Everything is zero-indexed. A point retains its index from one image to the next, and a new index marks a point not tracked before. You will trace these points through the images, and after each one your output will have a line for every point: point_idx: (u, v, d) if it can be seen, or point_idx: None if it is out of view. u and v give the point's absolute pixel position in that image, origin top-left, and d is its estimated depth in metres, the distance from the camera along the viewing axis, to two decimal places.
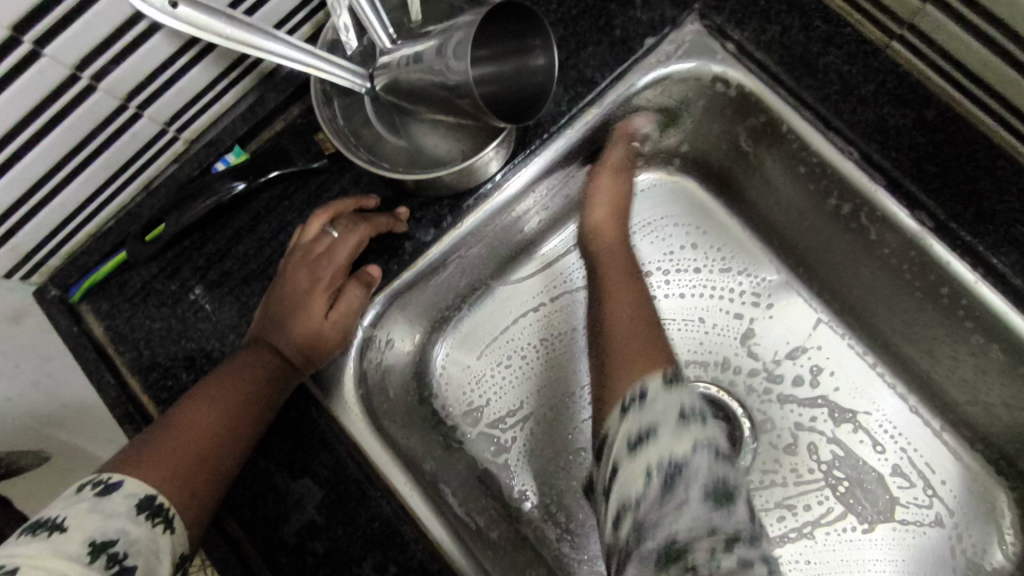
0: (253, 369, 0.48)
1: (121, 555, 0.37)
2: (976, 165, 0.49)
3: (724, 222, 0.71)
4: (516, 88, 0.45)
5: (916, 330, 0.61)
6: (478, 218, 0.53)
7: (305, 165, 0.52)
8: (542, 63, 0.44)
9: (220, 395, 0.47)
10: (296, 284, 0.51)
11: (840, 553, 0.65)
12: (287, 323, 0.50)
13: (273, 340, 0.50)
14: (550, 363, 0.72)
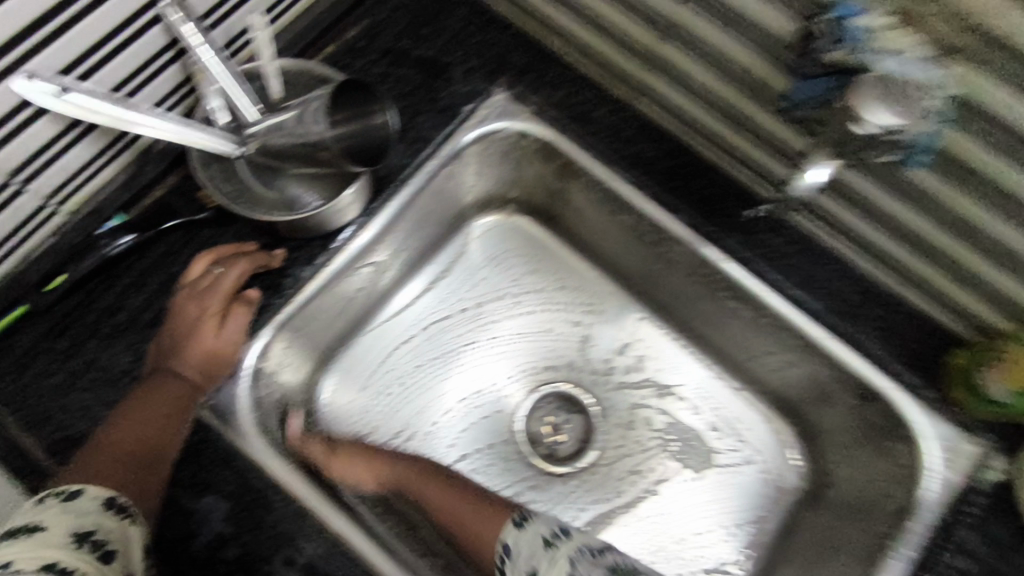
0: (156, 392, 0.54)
1: (103, 541, 0.42)
2: (708, 179, 0.67)
3: (554, 248, 0.86)
4: (366, 140, 0.57)
5: (700, 312, 0.77)
6: (345, 255, 0.63)
7: (191, 215, 0.62)
8: (382, 121, 0.56)
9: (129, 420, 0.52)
10: (186, 316, 0.58)
11: (681, 501, 0.79)
12: (183, 350, 0.56)
13: (172, 365, 0.56)
14: (426, 385, 0.82)
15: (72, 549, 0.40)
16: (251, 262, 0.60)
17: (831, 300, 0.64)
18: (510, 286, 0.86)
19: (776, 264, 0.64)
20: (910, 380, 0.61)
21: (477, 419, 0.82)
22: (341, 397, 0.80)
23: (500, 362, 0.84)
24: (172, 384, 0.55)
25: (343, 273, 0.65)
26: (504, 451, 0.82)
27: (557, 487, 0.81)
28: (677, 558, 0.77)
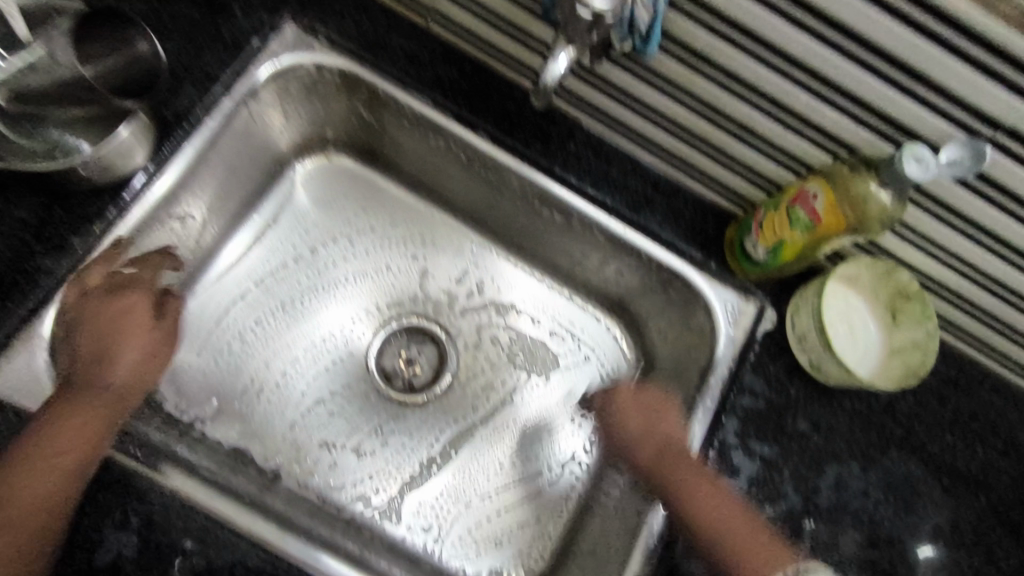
0: (72, 403, 0.54)
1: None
2: (506, 95, 0.71)
3: (382, 185, 0.87)
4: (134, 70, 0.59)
5: (524, 225, 0.82)
6: (144, 209, 0.61)
7: None
8: (145, 49, 0.58)
9: (75, 427, 0.53)
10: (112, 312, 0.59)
11: (533, 405, 0.86)
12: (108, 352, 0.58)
13: (103, 374, 0.57)
14: (269, 338, 0.81)
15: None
16: (153, 260, 0.63)
17: (625, 195, 0.70)
18: (344, 229, 0.86)
19: (574, 170, 0.70)
20: (696, 256, 0.70)
21: (328, 365, 0.82)
22: (177, 364, 0.77)
23: (343, 305, 0.85)
24: (88, 395, 0.55)
25: (148, 228, 0.63)
26: (359, 390, 0.83)
27: (417, 415, 0.84)
28: (534, 457, 0.83)
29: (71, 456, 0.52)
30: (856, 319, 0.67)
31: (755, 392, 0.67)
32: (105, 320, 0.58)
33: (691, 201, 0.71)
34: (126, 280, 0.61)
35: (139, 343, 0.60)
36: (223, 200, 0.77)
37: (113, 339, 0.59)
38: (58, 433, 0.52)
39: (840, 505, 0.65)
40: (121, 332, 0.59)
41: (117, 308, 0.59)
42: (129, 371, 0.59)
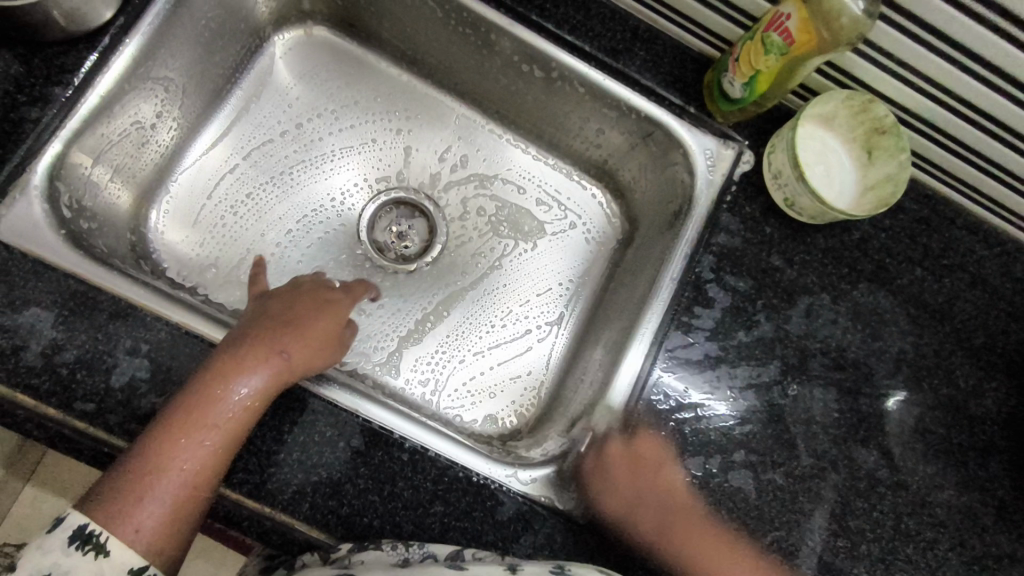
0: (250, 359, 0.55)
1: (101, 538, 0.46)
2: None
3: (363, 58, 0.87)
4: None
5: (505, 89, 0.83)
6: (117, 72, 0.61)
7: None
8: None
9: (211, 397, 0.52)
10: (293, 327, 0.60)
11: (523, 270, 0.89)
12: (297, 358, 0.58)
13: (279, 362, 0.56)
14: (260, 211, 0.83)
15: (73, 554, 0.45)
16: (319, 296, 0.66)
17: (604, 42, 0.70)
18: (327, 103, 0.87)
19: (551, 17, 0.70)
20: (674, 100, 0.71)
21: (322, 236, 0.85)
22: (174, 236, 0.79)
23: (332, 179, 0.86)
24: (262, 363, 0.55)
25: (124, 91, 0.63)
26: (353, 259, 0.86)
27: (410, 281, 0.87)
28: (524, 317, 0.87)
29: (253, 393, 0.54)
30: (831, 156, 0.69)
31: (731, 231, 0.69)
32: (291, 299, 0.64)
33: (669, 47, 0.71)
34: (309, 305, 0.64)
35: (324, 323, 0.64)
36: (204, 67, 0.77)
37: (306, 321, 0.62)
38: (239, 369, 0.54)
39: (811, 333, 0.69)
40: (302, 314, 0.63)
41: (295, 325, 0.61)
42: (298, 354, 0.58)
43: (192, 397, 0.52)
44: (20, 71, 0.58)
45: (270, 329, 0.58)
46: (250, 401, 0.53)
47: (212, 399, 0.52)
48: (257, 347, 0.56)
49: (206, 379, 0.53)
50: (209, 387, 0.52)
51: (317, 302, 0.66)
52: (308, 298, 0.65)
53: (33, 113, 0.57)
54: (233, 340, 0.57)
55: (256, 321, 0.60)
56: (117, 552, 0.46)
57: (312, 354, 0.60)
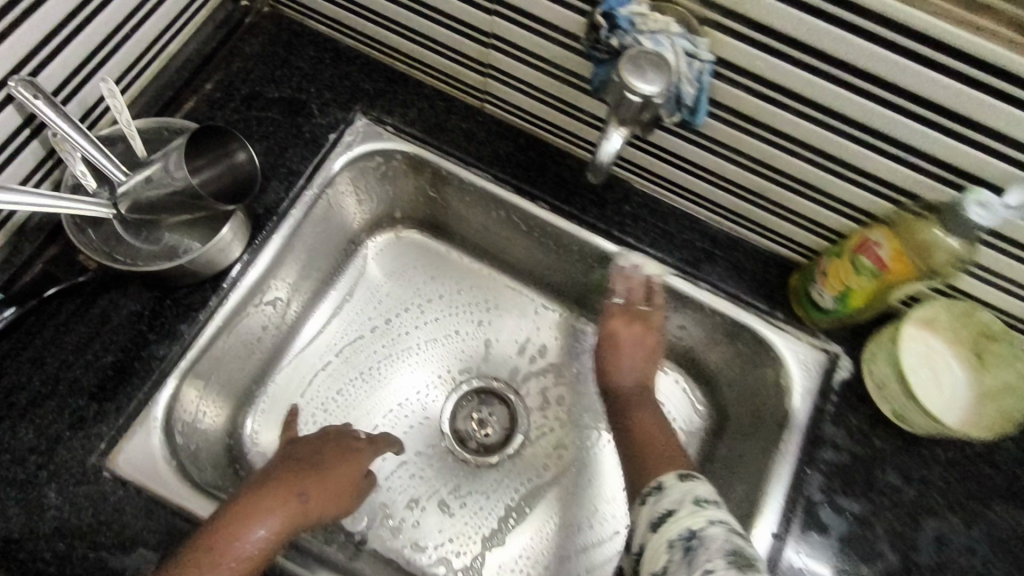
0: (268, 500, 0.57)
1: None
2: (560, 166, 0.73)
3: (447, 256, 0.92)
4: (235, 180, 0.62)
5: (584, 285, 0.85)
6: (231, 306, 0.65)
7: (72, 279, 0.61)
8: (244, 155, 0.61)
9: (233, 534, 0.53)
10: (319, 469, 0.63)
11: (607, 462, 0.85)
12: (316, 503, 0.61)
13: (299, 507, 0.59)
14: (348, 408, 0.85)
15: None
16: (345, 443, 0.68)
17: (685, 251, 0.71)
18: (414, 298, 0.91)
19: (632, 231, 0.72)
20: (762, 307, 0.70)
21: (407, 429, 0.86)
22: (268, 436, 0.82)
23: (416, 373, 0.88)
24: (280, 505, 0.58)
25: (236, 319, 0.67)
26: (435, 453, 0.86)
27: (490, 475, 0.85)
28: (611, 516, 0.83)
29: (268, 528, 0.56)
30: (938, 362, 0.64)
31: (839, 447, 0.65)
32: (316, 445, 0.66)
33: (752, 253, 0.71)
34: (331, 450, 0.66)
35: (345, 471, 0.65)
36: (308, 278, 0.84)
37: (332, 465, 0.65)
38: (258, 507, 0.56)
39: (942, 564, 0.62)
40: (327, 459, 0.65)
41: (315, 476, 0.62)
42: (317, 500, 0.61)
43: (214, 532, 0.53)
44: (151, 312, 0.63)
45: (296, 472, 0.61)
46: (266, 539, 0.55)
47: (230, 533, 0.54)
48: (281, 490, 0.59)
49: (226, 516, 0.55)
50: (232, 526, 0.54)
51: (340, 451, 0.67)
52: (332, 445, 0.67)
53: (159, 351, 0.62)
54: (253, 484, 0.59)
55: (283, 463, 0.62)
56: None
57: (330, 502, 0.63)
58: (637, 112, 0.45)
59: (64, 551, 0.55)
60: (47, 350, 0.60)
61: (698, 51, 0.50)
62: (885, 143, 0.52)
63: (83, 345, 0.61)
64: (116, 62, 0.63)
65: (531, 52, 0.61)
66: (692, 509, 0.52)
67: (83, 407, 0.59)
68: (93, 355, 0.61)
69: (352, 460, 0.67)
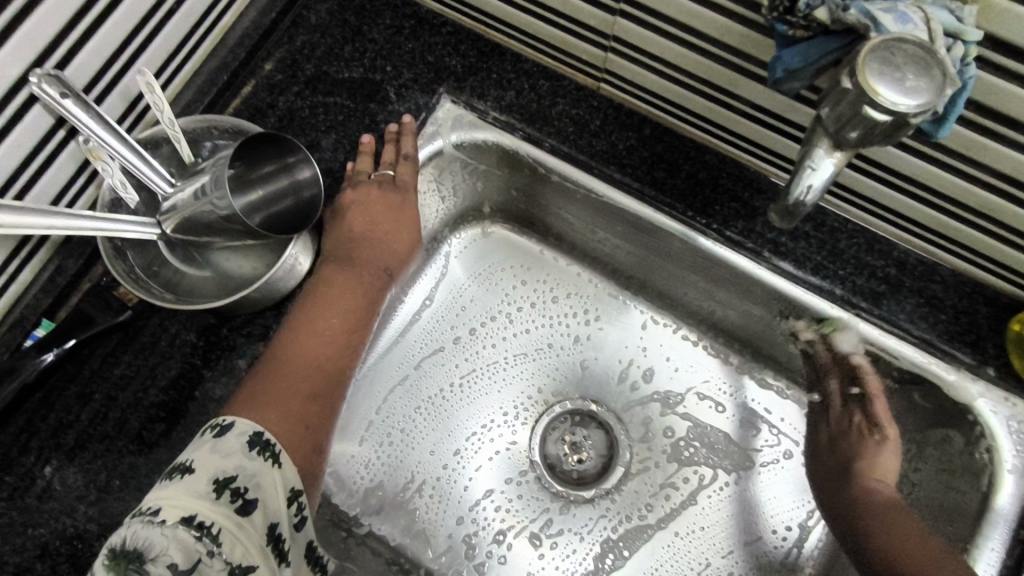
0: (324, 318, 0.53)
1: (242, 489, 0.39)
2: (692, 161, 0.58)
3: (540, 255, 0.79)
4: (295, 203, 0.52)
5: (710, 299, 0.71)
6: None
7: (110, 320, 0.52)
8: (308, 172, 0.51)
9: (328, 324, 0.53)
10: (381, 229, 0.58)
11: (724, 510, 0.72)
12: (382, 254, 0.58)
13: (375, 261, 0.58)
14: (430, 428, 0.75)
15: (213, 500, 0.38)
16: (392, 193, 0.57)
17: (860, 280, 0.54)
18: (503, 303, 0.79)
19: (790, 253, 0.55)
20: (965, 359, 0.53)
21: (492, 455, 0.75)
22: (340, 457, 0.73)
23: (505, 390, 0.77)
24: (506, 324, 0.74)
25: None
26: (523, 483, 0.75)
27: (586, 513, 0.74)
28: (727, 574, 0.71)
29: (330, 353, 0.52)
30: None
31: None
32: (363, 200, 0.57)
33: (953, 285, 0.54)
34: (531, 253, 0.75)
35: (387, 255, 0.59)
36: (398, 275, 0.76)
37: (386, 231, 0.58)
38: (329, 314, 0.54)
39: None
40: (381, 220, 0.57)
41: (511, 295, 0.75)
42: (393, 261, 0.59)
43: (309, 335, 0.52)
44: (206, 343, 0.54)
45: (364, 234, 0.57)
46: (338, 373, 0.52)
47: (307, 381, 0.50)
48: (359, 283, 0.56)
49: (286, 341, 0.51)
50: (311, 324, 0.52)
51: (389, 203, 0.57)
52: (379, 196, 0.57)
53: (215, 389, 0.53)
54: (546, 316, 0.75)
55: (344, 239, 0.57)
56: (257, 517, 0.39)
57: (398, 256, 0.60)
58: (880, 134, 0.29)
59: None
60: (97, 383, 0.53)
61: (965, 28, 0.33)
62: None
63: (135, 380, 0.53)
64: (160, 44, 0.52)
65: (677, 20, 0.47)
66: None
67: (133, 453, 0.52)
68: (146, 390, 0.53)
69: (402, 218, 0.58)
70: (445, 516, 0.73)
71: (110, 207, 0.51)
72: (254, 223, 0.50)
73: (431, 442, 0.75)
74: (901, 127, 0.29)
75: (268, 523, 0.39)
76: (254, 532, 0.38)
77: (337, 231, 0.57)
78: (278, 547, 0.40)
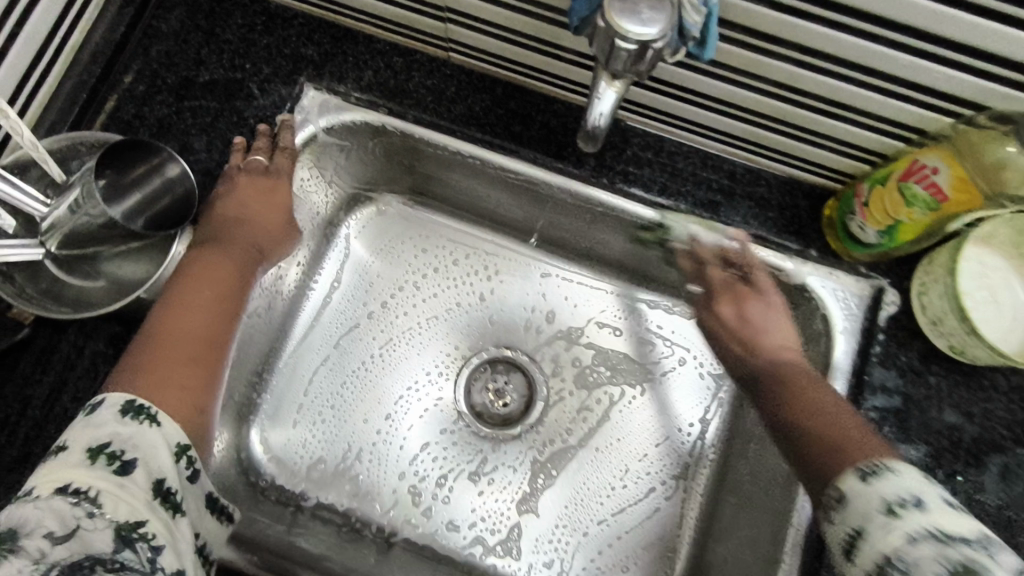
0: (209, 285, 0.54)
1: (118, 452, 0.40)
2: (543, 112, 0.64)
3: (435, 223, 0.84)
4: (173, 199, 0.54)
5: (592, 236, 0.78)
6: None
7: (8, 337, 0.54)
8: (175, 169, 0.53)
9: (199, 296, 0.52)
10: (251, 212, 0.60)
11: (634, 419, 0.81)
12: (253, 235, 0.59)
13: (247, 239, 0.59)
14: (357, 399, 0.80)
15: (88, 466, 0.40)
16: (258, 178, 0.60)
17: (700, 194, 0.63)
18: (408, 273, 0.84)
19: (637, 180, 0.63)
20: (793, 246, 0.62)
21: (421, 413, 0.81)
22: (277, 441, 0.77)
23: (423, 352, 0.83)
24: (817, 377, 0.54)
25: None
26: (454, 433, 0.81)
27: (515, 448, 0.81)
28: (646, 474, 0.79)
29: (209, 320, 0.52)
30: (998, 285, 0.59)
31: (887, 390, 0.59)
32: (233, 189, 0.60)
33: (776, 185, 0.63)
34: (726, 293, 0.62)
35: (260, 236, 0.60)
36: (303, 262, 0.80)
37: (255, 213, 0.60)
38: (200, 285, 0.53)
39: (1009, 502, 0.57)
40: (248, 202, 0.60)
41: (801, 388, 0.53)
42: (268, 244, 0.61)
43: (179, 304, 0.51)
44: (115, 351, 0.57)
45: (235, 216, 0.59)
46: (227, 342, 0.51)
47: (186, 351, 0.49)
48: (233, 264, 0.57)
49: (165, 312, 0.50)
50: (184, 295, 0.52)
51: (256, 188, 0.60)
52: (247, 184, 0.60)
53: None
54: (774, 371, 0.56)
55: (213, 226, 0.59)
56: (139, 476, 0.40)
57: (272, 240, 0.62)
58: (634, 63, 0.36)
59: None
60: (13, 407, 0.55)
61: None
62: (919, 40, 0.43)
63: (51, 398, 0.55)
64: (9, 70, 0.53)
65: None
66: (884, 525, 0.41)
67: None
68: (64, 406, 0.55)
69: (276, 201, 0.61)
70: (385, 475, 0.78)
71: None
72: (139, 225, 0.53)
73: (361, 412, 0.79)
74: (648, 53, 0.35)
75: (154, 479, 0.41)
76: (138, 492, 0.40)
77: (211, 220, 0.59)
78: (170, 500, 0.42)
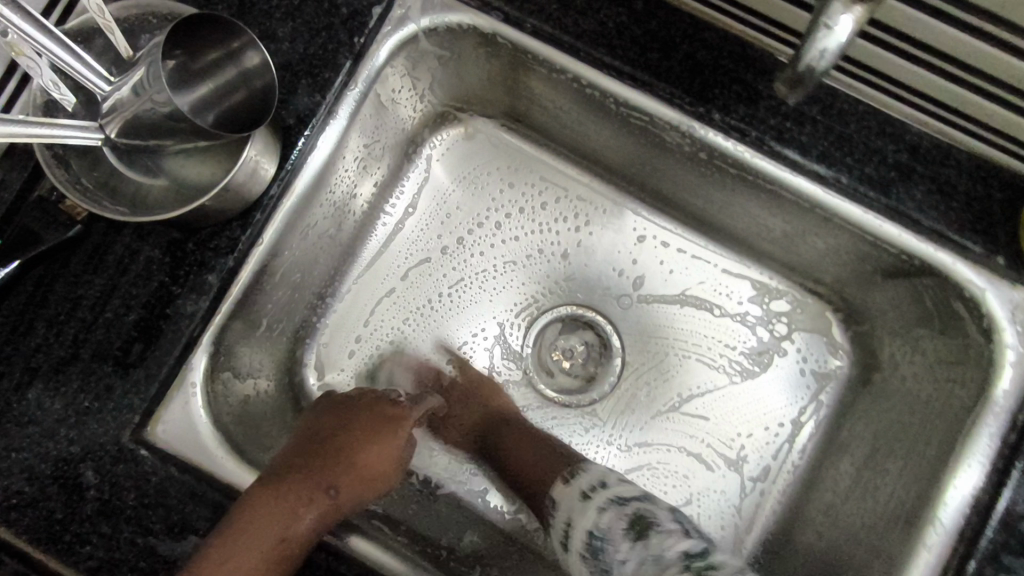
0: (395, 444, 0.59)
1: None
2: (690, 41, 0.52)
3: (526, 155, 0.74)
4: (249, 93, 0.47)
5: (709, 199, 0.65)
6: (262, 252, 0.52)
7: (60, 236, 0.49)
8: (258, 61, 0.47)
9: (280, 513, 0.49)
10: (325, 454, 0.55)
11: (716, 408, 0.72)
12: (331, 474, 0.54)
13: (330, 479, 0.53)
14: (417, 339, 0.73)
15: None
16: (343, 438, 0.57)
17: (868, 166, 0.51)
18: (489, 209, 0.75)
19: (793, 139, 0.51)
20: (971, 247, 0.50)
21: (485, 363, 0.74)
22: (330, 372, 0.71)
23: (494, 299, 0.75)
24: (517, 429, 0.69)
25: (268, 270, 0.54)
26: (514, 388, 0.74)
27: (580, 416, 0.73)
28: (719, 471, 0.71)
29: (317, 510, 0.51)
30: None
31: None
32: (346, 418, 0.59)
33: (968, 169, 0.51)
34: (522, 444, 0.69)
35: (348, 481, 0.54)
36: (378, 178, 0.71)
37: (323, 468, 0.54)
38: (291, 490, 0.50)
39: None
40: (335, 458, 0.55)
41: (386, 411, 0.60)
42: (346, 490, 0.54)
43: (275, 514, 0.48)
44: (173, 259, 0.51)
45: (317, 456, 0.54)
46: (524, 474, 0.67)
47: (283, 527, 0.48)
48: (344, 479, 0.54)
49: (279, 506, 0.49)
50: (282, 497, 0.49)
51: (329, 452, 0.55)
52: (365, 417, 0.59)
53: (188, 306, 0.51)
54: (289, 461, 0.53)
55: (311, 458, 0.54)
56: None
57: (354, 493, 0.54)
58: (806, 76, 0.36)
59: (111, 535, 0.48)
60: (63, 305, 0.50)
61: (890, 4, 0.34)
62: None
63: (107, 301, 0.51)
64: None
65: None
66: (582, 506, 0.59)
67: (109, 374, 0.50)
68: (117, 313, 0.50)
69: (354, 472, 0.55)
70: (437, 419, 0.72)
71: (46, 111, 0.45)
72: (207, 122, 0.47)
73: (421, 353, 0.73)
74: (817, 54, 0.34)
75: None
76: None
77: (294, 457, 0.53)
78: None
